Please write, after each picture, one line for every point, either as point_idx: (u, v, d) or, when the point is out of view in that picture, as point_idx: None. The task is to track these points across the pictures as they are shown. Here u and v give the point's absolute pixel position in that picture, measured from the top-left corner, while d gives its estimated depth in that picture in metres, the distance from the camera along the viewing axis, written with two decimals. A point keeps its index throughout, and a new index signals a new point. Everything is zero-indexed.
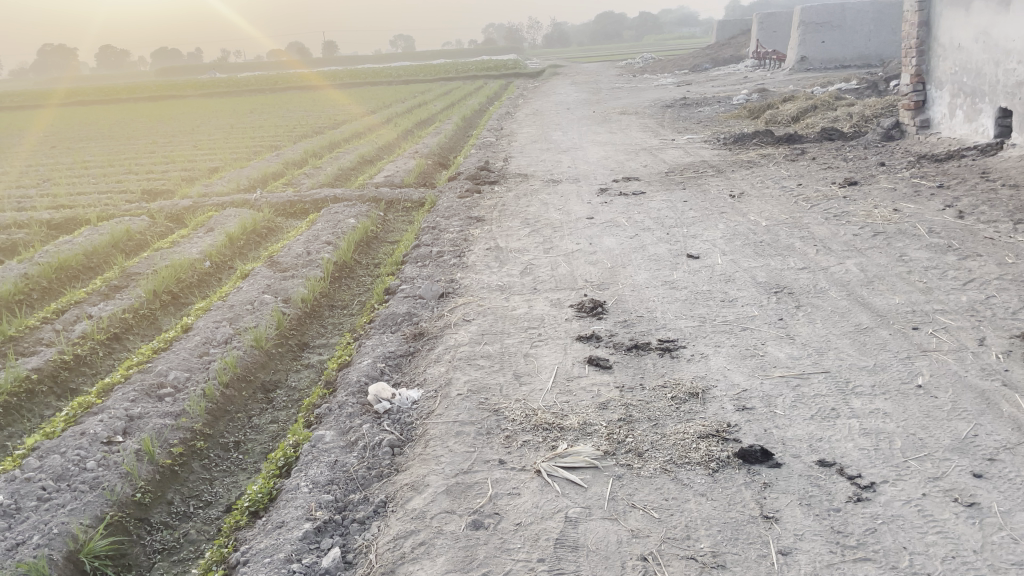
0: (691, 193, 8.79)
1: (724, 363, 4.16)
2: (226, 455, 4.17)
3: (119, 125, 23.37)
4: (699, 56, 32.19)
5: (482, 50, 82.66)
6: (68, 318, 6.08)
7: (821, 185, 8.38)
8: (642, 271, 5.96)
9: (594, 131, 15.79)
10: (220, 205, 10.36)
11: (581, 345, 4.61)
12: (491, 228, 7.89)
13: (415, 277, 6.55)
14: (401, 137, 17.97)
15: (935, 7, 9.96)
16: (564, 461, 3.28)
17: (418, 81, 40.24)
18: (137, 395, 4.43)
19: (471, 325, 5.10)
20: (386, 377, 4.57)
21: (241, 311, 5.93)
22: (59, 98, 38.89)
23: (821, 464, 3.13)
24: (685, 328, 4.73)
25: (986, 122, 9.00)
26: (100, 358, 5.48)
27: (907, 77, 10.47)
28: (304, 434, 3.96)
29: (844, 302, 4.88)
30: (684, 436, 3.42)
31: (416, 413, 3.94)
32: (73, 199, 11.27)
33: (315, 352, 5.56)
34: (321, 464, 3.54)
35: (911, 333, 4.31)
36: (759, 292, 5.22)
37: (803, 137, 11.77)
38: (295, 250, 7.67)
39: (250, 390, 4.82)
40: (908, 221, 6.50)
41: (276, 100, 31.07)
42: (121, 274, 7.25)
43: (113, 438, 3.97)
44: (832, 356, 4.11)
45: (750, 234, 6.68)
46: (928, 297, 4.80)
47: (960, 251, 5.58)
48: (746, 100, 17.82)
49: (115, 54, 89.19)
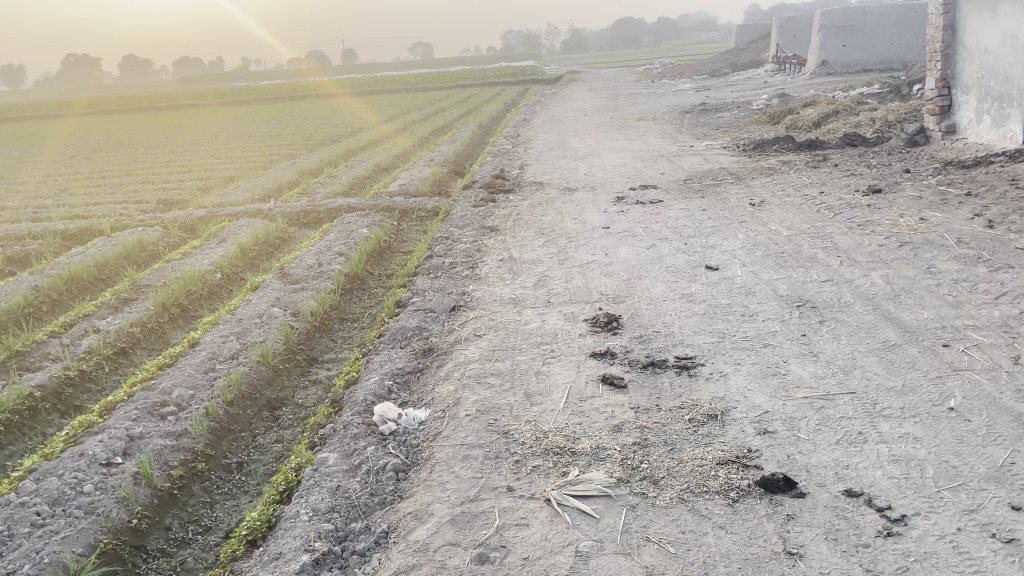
0: (710, 201, 8.60)
1: (744, 383, 3.99)
2: (228, 477, 4.05)
3: (138, 134, 23.59)
4: (719, 62, 31.98)
5: (500, 57, 82.83)
6: (76, 332, 6.01)
7: (844, 193, 8.18)
8: (659, 284, 5.80)
9: (612, 137, 15.63)
10: (234, 214, 10.32)
11: (595, 362, 4.45)
12: (506, 238, 7.76)
13: (427, 290, 6.42)
14: (418, 145, 17.92)
15: (961, 10, 9.71)
16: (575, 489, 3.12)
17: (437, 88, 40.31)
18: (139, 414, 4.33)
19: (482, 341, 4.95)
20: (394, 396, 4.43)
21: (249, 325, 5.82)
22: (80, 106, 39.36)
23: (848, 494, 2.95)
24: (703, 344, 4.55)
25: (1015, 127, 8.73)
26: (106, 373, 5.39)
27: (932, 82, 10.23)
28: (307, 457, 3.83)
29: (869, 317, 4.69)
30: (701, 463, 3.25)
31: (423, 435, 3.80)
32: (89, 209, 11.28)
33: (324, 367, 5.44)
34: (322, 490, 3.40)
35: (941, 351, 4.11)
36: (781, 306, 5.04)
37: (825, 143, 11.55)
38: (307, 261, 7.57)
39: (255, 408, 4.71)
40: (935, 230, 6.29)
41: (295, 108, 31.27)
42: (131, 286, 7.19)
43: (112, 460, 3.86)
44: (858, 376, 3.93)
45: (770, 245, 6.49)
46: (959, 311, 4.61)
47: (990, 262, 5.37)
48: (766, 105, 17.60)
49: (137, 64, 90.22)
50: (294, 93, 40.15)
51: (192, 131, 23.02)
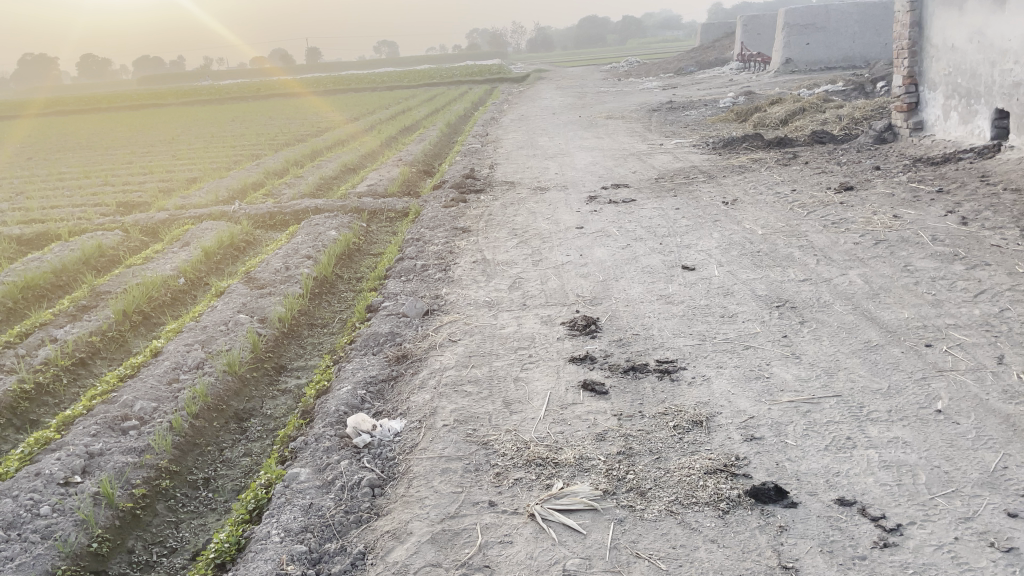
0: (683, 200, 8.53)
1: (728, 387, 3.89)
2: (194, 494, 3.87)
3: (97, 134, 23.05)
4: (683, 60, 32.13)
5: (465, 57, 82.56)
6: (32, 342, 5.77)
7: (816, 190, 8.16)
8: (635, 285, 5.71)
9: (582, 136, 15.56)
10: (197, 217, 10.05)
11: (574, 367, 4.33)
12: (478, 239, 7.63)
13: (399, 293, 6.26)
14: (386, 144, 17.71)
15: (928, 7, 9.77)
16: (560, 504, 3.00)
17: (404, 87, 40.05)
18: (99, 429, 4.12)
19: (458, 346, 4.82)
20: (367, 406, 4.27)
21: (214, 332, 5.62)
22: (36, 107, 38.22)
23: (840, 503, 2.87)
24: (684, 347, 4.46)
25: (982, 123, 8.78)
26: (64, 386, 5.17)
27: (899, 79, 10.31)
28: (277, 473, 3.67)
29: (850, 317, 4.63)
30: (689, 472, 3.15)
31: (399, 447, 3.65)
32: (45, 213, 10.94)
33: (293, 375, 5.26)
34: (295, 508, 3.24)
35: (924, 351, 4.06)
36: (760, 306, 4.97)
37: (794, 141, 11.58)
38: (273, 265, 7.37)
39: (221, 419, 4.52)
40: (909, 228, 6.28)
41: (258, 107, 30.84)
42: (90, 293, 6.93)
43: (70, 479, 3.66)
44: (843, 378, 3.86)
45: (746, 244, 6.43)
46: (939, 310, 4.57)
47: (967, 260, 5.35)
48: (733, 102, 17.67)
49: (98, 64, 88.34)
50: (258, 92, 39.63)
51: (152, 133, 22.36)
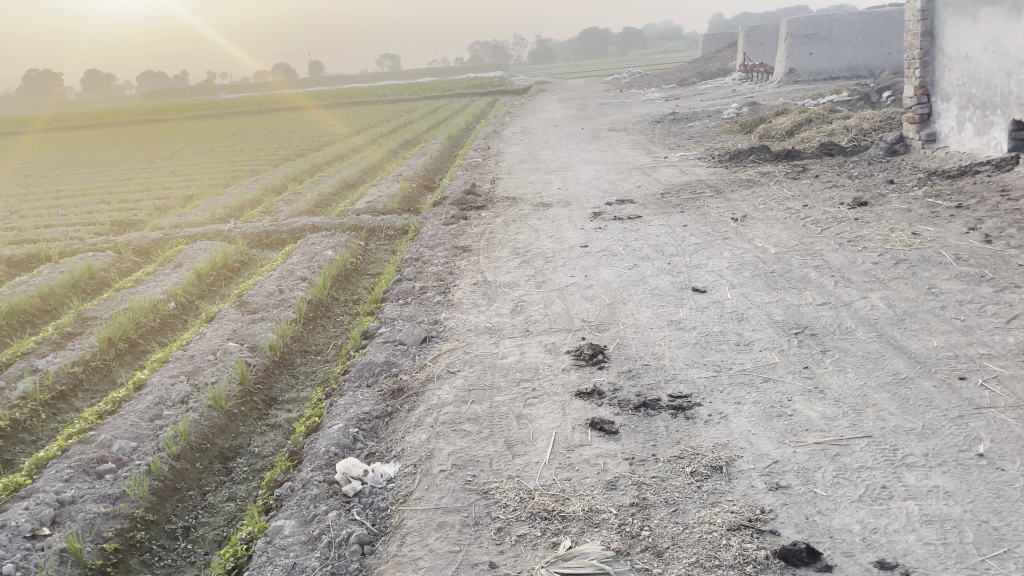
0: (690, 216, 8.26)
1: (748, 427, 3.60)
2: (172, 546, 3.60)
3: (96, 151, 22.79)
4: (687, 71, 31.87)
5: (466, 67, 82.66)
6: (11, 374, 5.49)
7: (829, 205, 7.89)
8: (644, 309, 5.42)
9: (584, 149, 15.29)
10: (192, 236, 9.79)
11: (581, 403, 4.04)
12: (479, 259, 7.36)
13: (396, 318, 5.98)
14: (387, 159, 17.46)
15: (939, 16, 9.52)
16: (568, 567, 2.72)
17: (406, 99, 39.88)
18: (73, 473, 3.84)
19: (456, 379, 4.53)
20: (359, 446, 3.99)
21: (201, 362, 5.33)
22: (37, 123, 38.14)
23: (880, 567, 2.59)
24: (699, 379, 4.17)
25: (999, 135, 8.50)
26: (42, 422, 4.89)
27: (911, 89, 10.03)
28: (261, 526, 3.40)
29: (874, 345, 4.34)
30: (709, 529, 2.87)
31: (391, 496, 3.37)
32: (38, 232, 10.69)
33: (282, 409, 4.98)
34: (276, 570, 2.96)
35: (958, 384, 3.77)
36: (777, 333, 4.68)
37: (802, 153, 11.30)
38: (267, 288, 7.09)
39: (205, 460, 4.24)
40: (930, 246, 6.00)
41: (260, 122, 30.66)
42: (76, 319, 6.66)
43: (37, 531, 3.39)
44: (872, 417, 3.55)
45: (759, 264, 6.14)
46: (970, 338, 4.27)
47: (994, 281, 5.06)
48: (737, 113, 17.41)
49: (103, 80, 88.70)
50: (259, 106, 39.44)
51: (153, 148, 22.15)
